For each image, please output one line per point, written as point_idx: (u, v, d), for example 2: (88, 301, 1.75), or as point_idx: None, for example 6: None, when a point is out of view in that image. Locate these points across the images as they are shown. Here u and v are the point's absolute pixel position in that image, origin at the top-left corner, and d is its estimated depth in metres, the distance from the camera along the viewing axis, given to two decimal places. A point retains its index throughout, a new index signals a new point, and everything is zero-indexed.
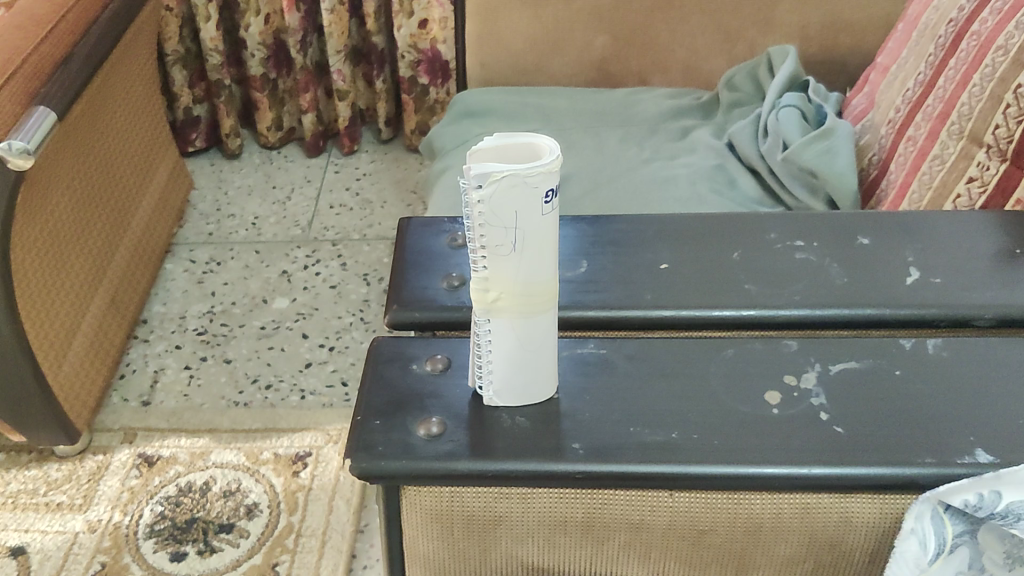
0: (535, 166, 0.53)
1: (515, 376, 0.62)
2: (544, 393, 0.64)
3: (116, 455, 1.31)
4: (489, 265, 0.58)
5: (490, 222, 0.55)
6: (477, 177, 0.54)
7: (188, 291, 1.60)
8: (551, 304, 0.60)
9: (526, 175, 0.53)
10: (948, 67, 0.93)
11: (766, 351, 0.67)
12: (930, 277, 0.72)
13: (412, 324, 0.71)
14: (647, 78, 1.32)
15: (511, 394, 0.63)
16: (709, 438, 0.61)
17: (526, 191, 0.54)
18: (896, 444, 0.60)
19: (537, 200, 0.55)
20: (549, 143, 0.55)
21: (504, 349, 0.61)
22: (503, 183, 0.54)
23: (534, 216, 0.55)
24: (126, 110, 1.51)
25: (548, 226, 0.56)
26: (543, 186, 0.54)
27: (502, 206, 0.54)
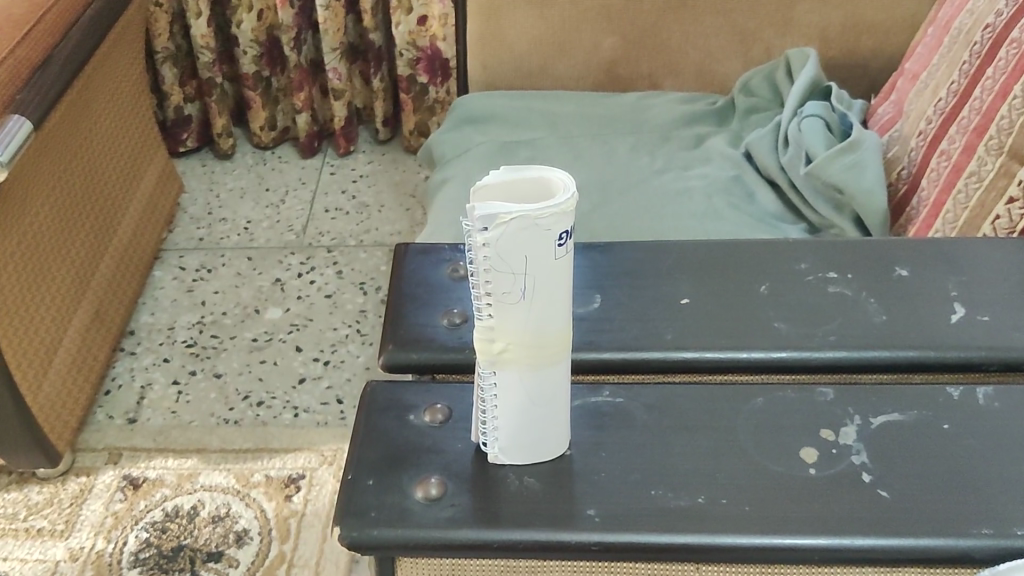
0: (547, 206, 0.47)
1: (524, 434, 0.56)
2: (556, 449, 0.57)
3: (100, 477, 1.25)
4: (495, 313, 0.51)
5: (495, 267, 0.49)
6: (481, 220, 0.48)
7: (177, 300, 1.54)
8: (565, 353, 0.54)
9: (537, 217, 0.47)
10: (985, 76, 0.87)
11: (800, 400, 0.61)
12: (977, 314, 0.65)
13: (409, 367, 0.65)
14: (657, 81, 1.25)
15: (519, 453, 0.56)
16: (740, 503, 0.54)
17: (536, 234, 0.48)
18: (950, 512, 0.53)
19: (549, 242, 0.48)
20: (563, 178, 0.49)
21: (513, 404, 0.55)
22: (511, 226, 0.47)
23: (546, 260, 0.49)
24: (111, 112, 1.44)
25: (561, 271, 0.50)
26: (553, 228, 0.48)
27: (510, 251, 0.48)
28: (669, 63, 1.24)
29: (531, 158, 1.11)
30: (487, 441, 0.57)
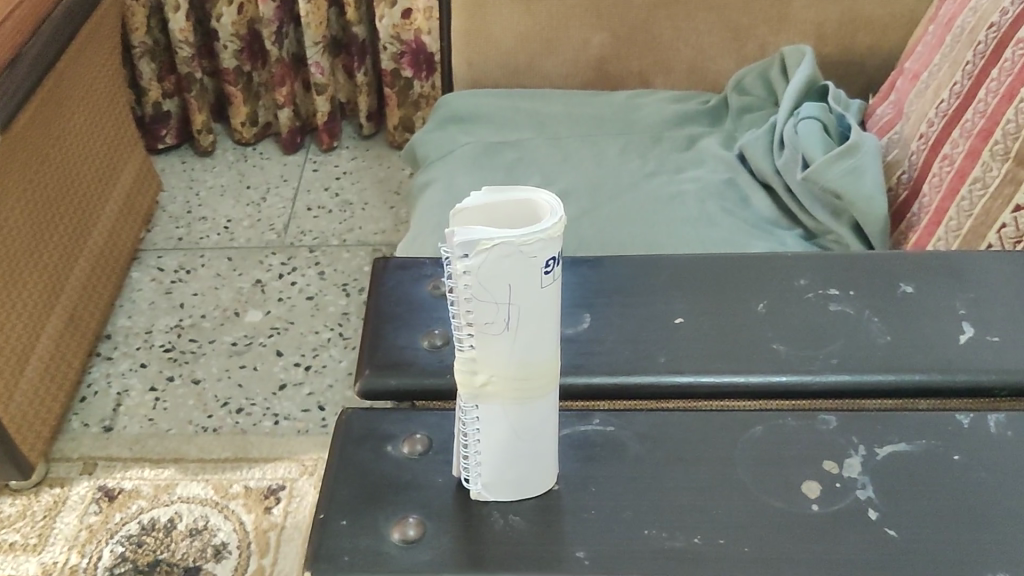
0: (532, 232, 0.43)
1: (509, 469, 0.52)
2: (543, 485, 0.54)
3: (75, 488, 1.21)
4: (476, 345, 0.47)
5: (477, 296, 0.45)
6: (461, 246, 0.44)
7: (155, 303, 1.50)
8: (553, 384, 0.50)
9: (522, 243, 0.43)
10: (989, 77, 0.84)
11: (801, 428, 0.57)
12: (986, 334, 0.62)
13: (387, 393, 0.61)
14: (648, 78, 1.22)
15: (505, 488, 0.53)
16: (738, 543, 0.51)
17: (521, 261, 0.44)
18: (962, 553, 0.50)
19: (535, 270, 0.45)
20: (550, 201, 0.45)
21: (498, 438, 0.51)
22: (494, 253, 0.44)
23: (532, 289, 0.45)
24: (85, 110, 1.40)
25: (548, 300, 0.46)
26: (539, 254, 0.44)
27: (493, 280, 0.44)
28: (660, 61, 1.20)
29: (518, 160, 1.07)
30: (470, 477, 0.53)
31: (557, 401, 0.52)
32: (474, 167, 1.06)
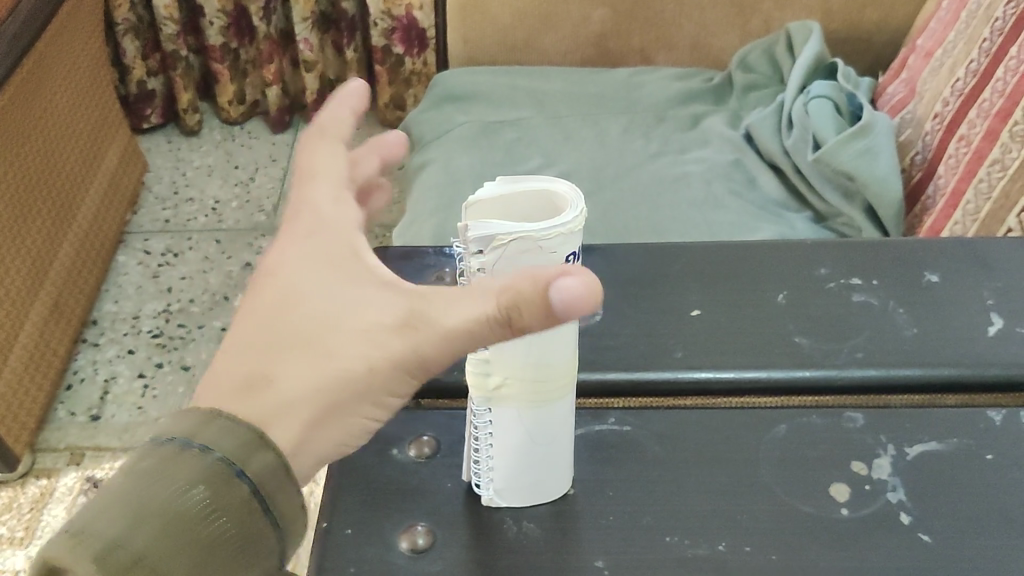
0: (550, 225, 0.40)
1: (525, 475, 0.49)
2: (559, 489, 0.51)
3: (62, 479, 1.18)
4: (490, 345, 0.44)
5: None
6: (476, 241, 0.41)
7: (142, 287, 1.46)
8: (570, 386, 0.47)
9: (539, 238, 0.40)
10: (1008, 55, 0.81)
11: (827, 426, 0.55)
12: (1016, 326, 0.59)
13: None
14: (649, 56, 1.18)
15: (518, 493, 0.50)
16: (766, 551, 0.48)
17: (539, 257, 0.41)
18: (1001, 559, 0.47)
19: (555, 266, 0.41)
20: (570, 191, 0.42)
21: (514, 446, 0.48)
22: (510, 248, 0.40)
23: None
24: (66, 89, 1.35)
25: None
26: (558, 249, 0.41)
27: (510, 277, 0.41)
28: (662, 37, 1.17)
29: (518, 140, 1.04)
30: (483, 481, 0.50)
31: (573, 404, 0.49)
32: (473, 147, 1.02)
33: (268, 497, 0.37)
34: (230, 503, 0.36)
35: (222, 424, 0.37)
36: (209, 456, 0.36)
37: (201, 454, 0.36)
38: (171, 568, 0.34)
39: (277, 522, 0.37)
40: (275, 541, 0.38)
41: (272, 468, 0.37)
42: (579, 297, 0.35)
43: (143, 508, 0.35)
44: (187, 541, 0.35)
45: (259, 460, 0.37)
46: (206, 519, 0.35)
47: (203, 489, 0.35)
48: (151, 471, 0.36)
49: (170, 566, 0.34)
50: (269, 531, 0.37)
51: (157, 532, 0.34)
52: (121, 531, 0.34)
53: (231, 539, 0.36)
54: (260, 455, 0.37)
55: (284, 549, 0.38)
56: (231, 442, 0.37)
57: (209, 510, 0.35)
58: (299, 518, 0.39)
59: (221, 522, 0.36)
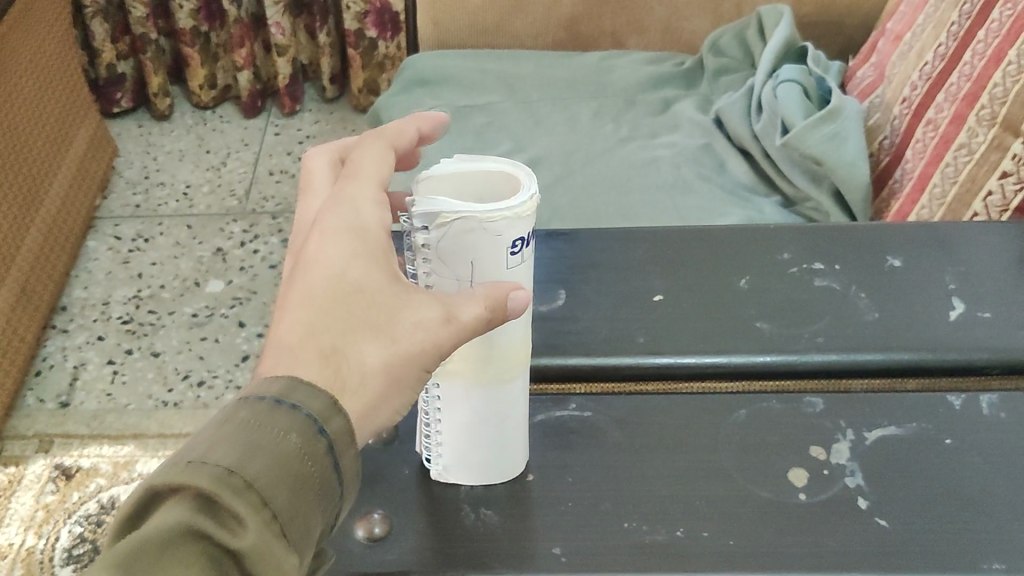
0: (497, 207, 0.40)
1: (476, 456, 0.50)
2: (514, 468, 0.51)
3: (30, 466, 1.17)
4: None
5: (437, 271, 0.42)
6: (421, 218, 0.41)
7: (112, 273, 1.45)
8: (522, 371, 0.48)
9: (485, 220, 0.40)
10: (976, 39, 0.81)
11: (786, 411, 0.55)
12: (977, 311, 0.60)
13: None
14: (621, 39, 1.18)
15: (469, 473, 0.50)
16: (723, 536, 0.48)
17: (484, 238, 0.41)
18: (957, 542, 0.47)
19: (500, 250, 0.41)
20: (524, 174, 0.42)
21: (463, 426, 0.48)
22: (454, 227, 0.40)
23: (495, 268, 0.42)
24: (31, 71, 1.33)
25: (515, 279, 0.43)
26: (503, 235, 0.41)
27: (453, 255, 0.41)
28: (634, 21, 1.16)
29: (487, 124, 1.03)
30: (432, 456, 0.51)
31: (526, 389, 0.49)
32: (443, 131, 1.01)
33: (340, 456, 0.37)
34: (318, 452, 0.36)
35: (306, 389, 0.37)
36: (301, 410, 0.36)
37: (294, 409, 0.36)
38: (277, 497, 0.34)
39: (342, 486, 0.37)
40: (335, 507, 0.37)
41: (347, 431, 0.37)
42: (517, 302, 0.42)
43: (245, 441, 0.34)
44: (289, 475, 0.34)
45: (336, 420, 0.37)
46: (300, 460, 0.35)
47: (299, 435, 0.35)
48: (247, 418, 0.35)
49: (276, 496, 0.34)
50: (336, 493, 0.37)
51: (265, 463, 0.34)
52: (233, 459, 0.33)
53: (316, 485, 0.35)
54: (337, 418, 0.37)
55: (336, 517, 0.38)
56: (317, 399, 0.37)
57: (303, 454, 0.35)
58: (352, 490, 0.39)
59: (310, 466, 0.35)
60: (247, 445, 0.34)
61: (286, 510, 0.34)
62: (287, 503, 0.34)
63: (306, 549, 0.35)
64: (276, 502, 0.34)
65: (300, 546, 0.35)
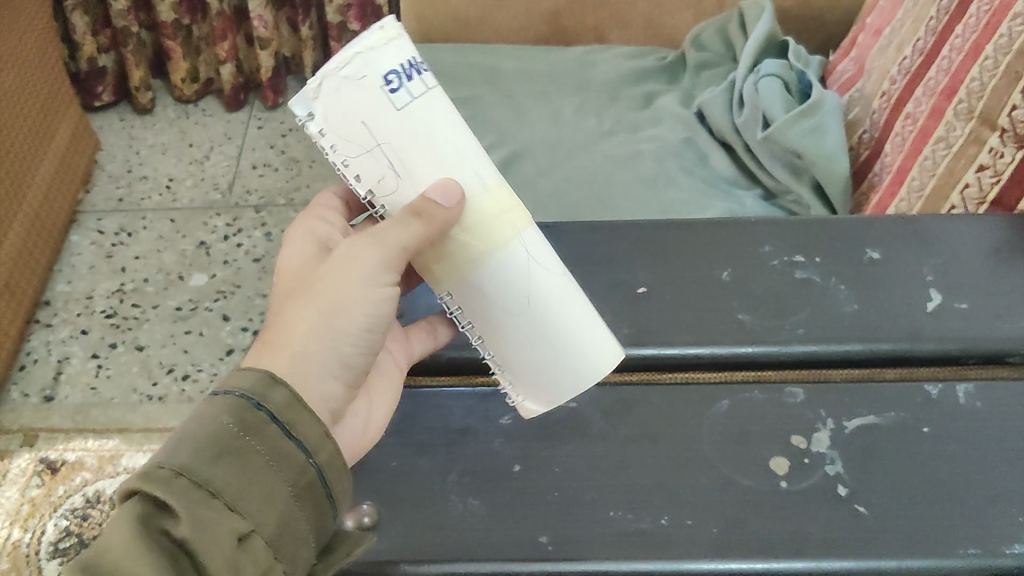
0: (349, 53, 0.43)
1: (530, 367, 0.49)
2: (591, 369, 0.48)
3: (15, 460, 1.17)
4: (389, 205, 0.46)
5: (348, 150, 0.44)
6: (304, 107, 0.45)
7: (95, 267, 1.45)
8: (509, 238, 0.46)
9: (341, 70, 0.43)
10: (954, 34, 0.82)
11: (768, 401, 0.56)
12: (954, 302, 0.61)
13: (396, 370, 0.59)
14: (604, 33, 1.19)
15: (540, 388, 0.49)
16: (706, 524, 0.49)
17: (356, 88, 0.43)
18: (933, 528, 0.49)
19: (377, 92, 0.43)
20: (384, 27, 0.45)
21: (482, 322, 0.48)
22: (326, 92, 0.44)
23: (387, 113, 0.43)
24: (12, 65, 1.33)
25: (427, 120, 0.44)
26: (373, 63, 0.43)
27: (343, 120, 0.44)
28: (616, 15, 1.17)
29: (471, 118, 1.04)
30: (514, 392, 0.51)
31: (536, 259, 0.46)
32: None
33: (291, 426, 0.42)
34: (255, 424, 0.41)
35: (241, 374, 0.42)
36: (233, 393, 0.41)
37: (226, 396, 0.41)
38: (213, 474, 0.38)
39: (310, 454, 0.42)
40: (316, 475, 0.42)
41: (290, 400, 0.42)
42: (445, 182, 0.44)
43: (181, 436, 0.40)
44: (226, 450, 0.39)
45: (275, 395, 0.42)
46: (237, 435, 0.40)
47: (231, 415, 0.40)
48: (187, 422, 0.41)
49: (214, 472, 0.39)
50: (303, 461, 0.41)
51: (195, 446, 0.39)
52: (167, 456, 0.39)
53: (263, 455, 0.40)
54: (273, 389, 0.42)
55: (328, 484, 0.42)
56: (249, 382, 0.42)
57: (238, 430, 0.40)
58: (338, 460, 0.43)
59: (251, 439, 0.40)
60: (183, 439, 0.39)
61: (226, 484, 0.39)
62: (226, 479, 0.39)
63: (272, 512, 0.39)
64: (213, 479, 0.38)
65: (260, 511, 0.39)
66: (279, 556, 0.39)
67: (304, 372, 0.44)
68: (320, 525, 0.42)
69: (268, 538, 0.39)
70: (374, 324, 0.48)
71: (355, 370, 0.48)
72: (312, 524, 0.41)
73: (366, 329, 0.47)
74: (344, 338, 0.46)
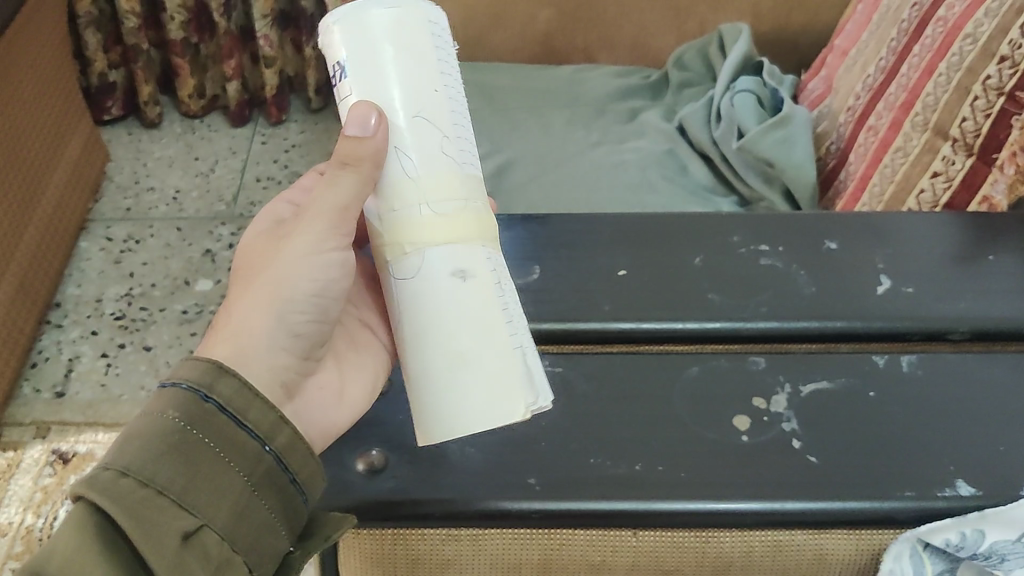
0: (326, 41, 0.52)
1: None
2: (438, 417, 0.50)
3: (28, 451, 1.23)
4: None
5: None
6: None
7: (104, 272, 1.51)
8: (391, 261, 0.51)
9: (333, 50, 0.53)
10: (911, 54, 0.89)
11: (732, 368, 0.62)
12: (902, 286, 0.68)
13: None
14: (593, 54, 1.27)
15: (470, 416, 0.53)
16: (675, 470, 0.56)
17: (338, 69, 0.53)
18: (873, 473, 0.55)
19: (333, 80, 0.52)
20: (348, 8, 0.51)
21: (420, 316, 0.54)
22: None
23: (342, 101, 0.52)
24: (31, 76, 1.39)
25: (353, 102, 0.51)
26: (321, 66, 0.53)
27: None
28: (604, 37, 1.26)
29: None
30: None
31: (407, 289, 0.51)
32: None
33: (241, 415, 0.46)
34: (202, 418, 0.45)
35: (189, 365, 0.47)
36: (180, 386, 0.46)
37: (174, 389, 0.46)
38: (158, 472, 0.43)
39: (264, 441, 0.47)
40: (274, 460, 0.47)
41: (233, 387, 0.47)
42: (356, 116, 0.49)
43: (127, 436, 0.44)
44: (170, 446, 0.44)
45: (223, 386, 0.47)
46: (182, 430, 0.44)
47: (177, 411, 0.45)
48: (136, 421, 0.45)
49: (157, 470, 0.43)
50: (258, 448, 0.46)
51: (139, 445, 0.43)
52: (113, 456, 0.43)
53: (211, 448, 0.45)
54: (222, 379, 0.47)
55: (289, 469, 0.48)
56: (197, 374, 0.46)
57: (184, 424, 0.44)
58: (298, 446, 0.48)
59: (199, 433, 0.45)
60: (127, 439, 0.44)
61: (172, 482, 0.43)
62: (171, 478, 0.43)
63: (222, 503, 0.44)
64: (158, 478, 0.43)
65: (210, 506, 0.44)
66: (234, 546, 0.44)
67: (243, 343, 0.51)
68: (287, 507, 0.47)
69: (220, 529, 0.44)
70: (325, 290, 0.55)
71: (305, 341, 0.55)
72: (275, 508, 0.47)
73: (314, 294, 0.54)
74: (292, 306, 0.53)
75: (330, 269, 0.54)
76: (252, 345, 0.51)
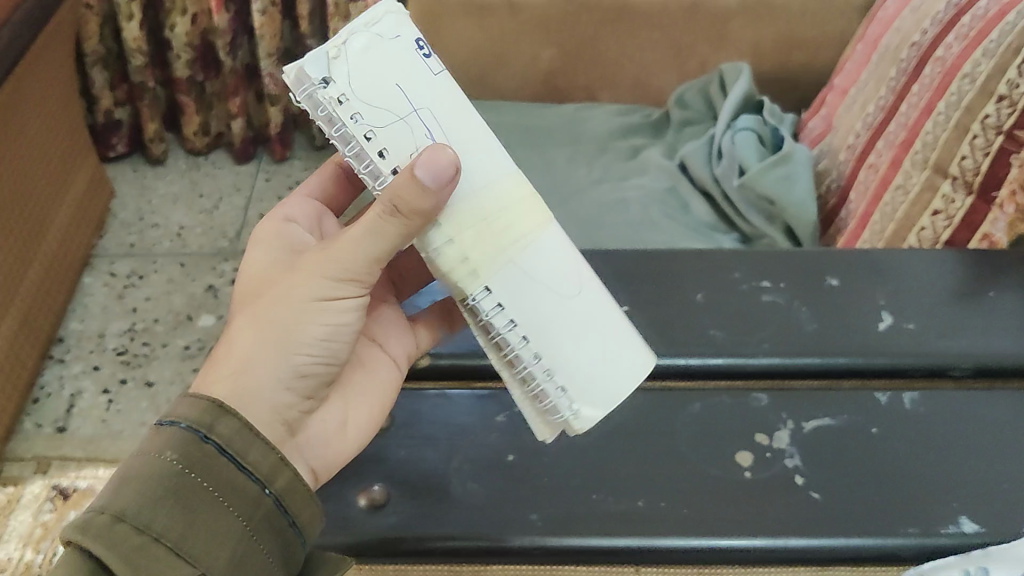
0: (366, 18, 0.45)
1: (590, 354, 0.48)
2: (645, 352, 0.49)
3: (28, 486, 1.22)
4: None
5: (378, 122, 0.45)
6: (319, 71, 0.45)
7: (107, 307, 1.51)
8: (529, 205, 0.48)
9: (368, 26, 0.45)
10: (911, 92, 0.90)
11: (734, 404, 0.63)
12: (903, 322, 0.68)
13: (436, 371, 0.67)
14: (595, 93, 1.29)
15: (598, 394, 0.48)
16: (678, 506, 0.56)
17: (383, 47, 0.45)
18: (875, 510, 0.55)
19: (410, 50, 0.45)
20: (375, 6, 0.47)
21: (523, 307, 0.47)
22: (349, 54, 0.45)
23: (430, 72, 0.46)
24: (38, 114, 1.40)
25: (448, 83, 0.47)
26: (398, 30, 0.45)
27: (379, 84, 0.44)
28: (605, 76, 1.27)
29: None
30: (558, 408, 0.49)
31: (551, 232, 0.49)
32: None
33: (240, 458, 0.46)
34: (201, 460, 0.45)
35: (189, 404, 0.47)
36: (178, 426, 0.45)
37: (171, 429, 0.45)
38: (154, 519, 0.42)
39: (264, 483, 0.46)
40: (274, 504, 0.46)
41: (232, 428, 0.47)
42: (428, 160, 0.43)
43: (122, 480, 0.43)
44: (167, 491, 0.43)
45: (223, 425, 0.46)
46: (179, 473, 0.44)
47: (175, 452, 0.44)
48: (130, 465, 0.44)
49: (153, 517, 0.42)
50: (258, 491, 0.46)
51: (135, 488, 0.43)
52: (107, 502, 0.42)
53: (210, 491, 0.44)
54: (222, 420, 0.46)
55: (289, 513, 0.47)
56: (195, 414, 0.46)
57: (182, 467, 0.44)
58: (297, 488, 0.48)
59: (196, 476, 0.44)
60: (121, 483, 0.43)
61: (168, 528, 0.42)
62: (168, 525, 0.42)
63: (222, 551, 0.43)
64: (154, 524, 0.42)
65: (209, 553, 0.43)
66: None
67: (251, 382, 0.49)
68: (286, 551, 0.47)
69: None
70: (335, 333, 0.52)
71: (313, 379, 0.53)
72: (275, 552, 0.46)
73: (325, 338, 0.52)
74: (300, 348, 0.51)
75: (343, 316, 0.52)
76: (256, 383, 0.49)
